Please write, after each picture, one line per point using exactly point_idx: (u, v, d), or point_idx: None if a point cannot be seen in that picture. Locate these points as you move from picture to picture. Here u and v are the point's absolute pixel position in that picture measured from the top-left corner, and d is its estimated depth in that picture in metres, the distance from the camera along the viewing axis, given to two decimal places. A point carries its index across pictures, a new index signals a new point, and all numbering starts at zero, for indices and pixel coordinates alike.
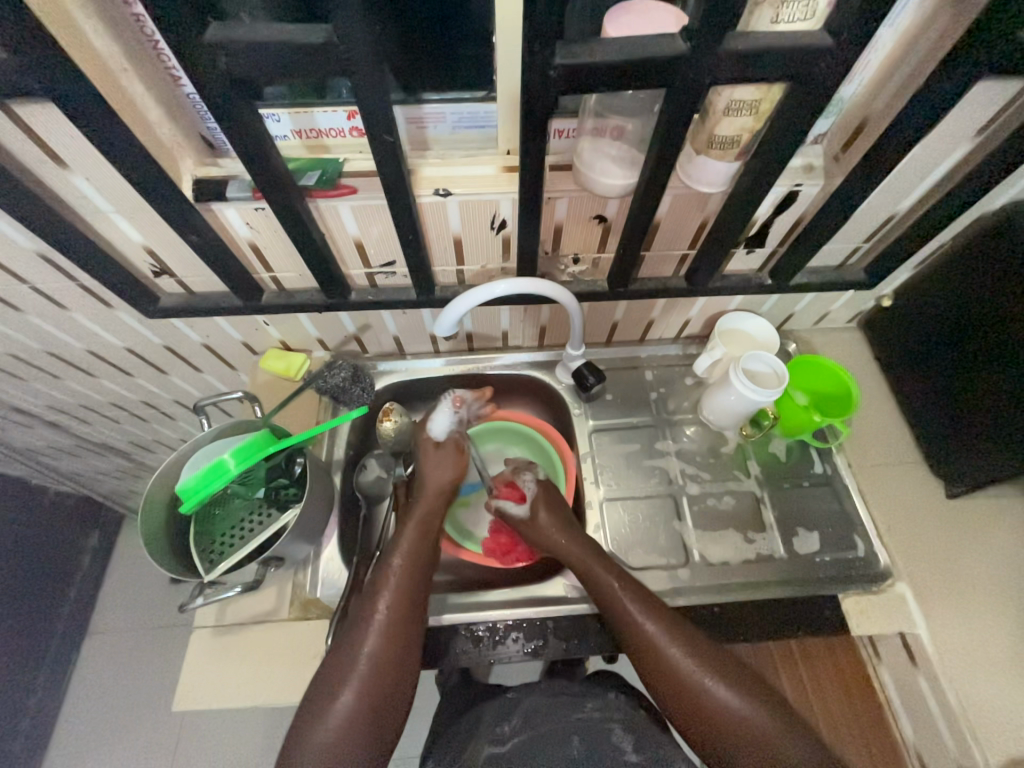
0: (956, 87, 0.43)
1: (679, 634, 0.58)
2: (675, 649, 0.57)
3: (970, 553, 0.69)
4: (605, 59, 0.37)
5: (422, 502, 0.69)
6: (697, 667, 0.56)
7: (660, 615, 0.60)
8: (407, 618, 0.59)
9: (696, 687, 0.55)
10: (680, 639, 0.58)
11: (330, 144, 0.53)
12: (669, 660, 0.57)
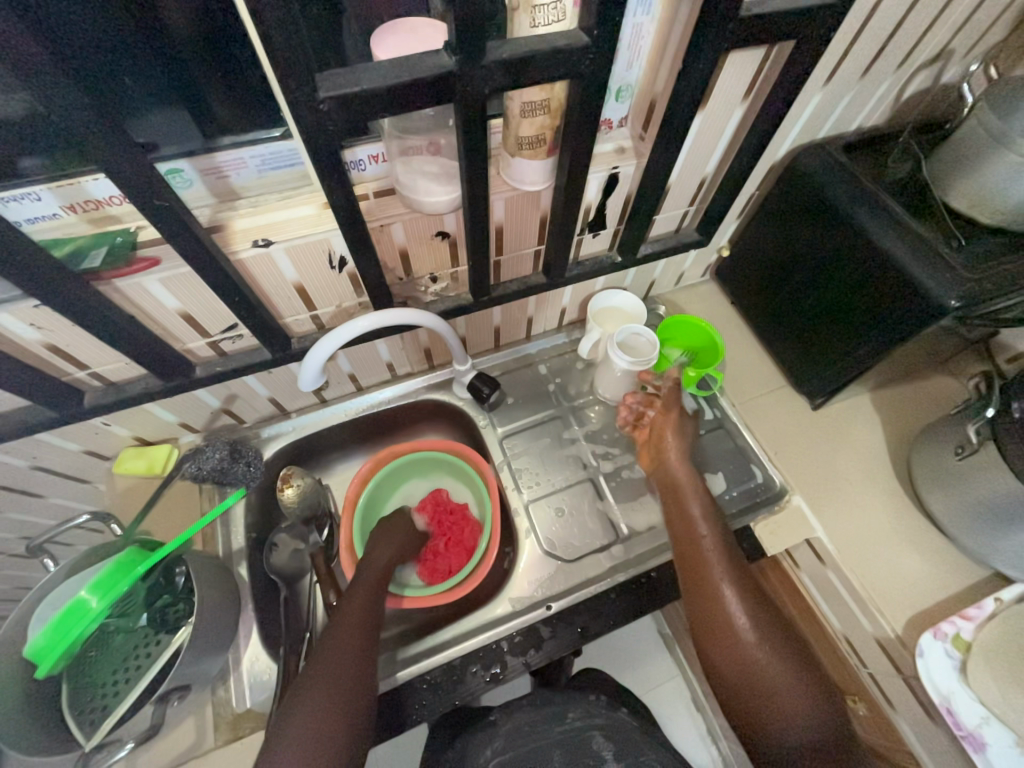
0: (710, 63, 0.47)
1: (736, 572, 0.59)
2: (718, 576, 0.59)
3: (841, 451, 0.79)
4: (374, 85, 0.36)
5: (379, 552, 0.68)
6: (737, 602, 0.57)
7: (723, 545, 0.62)
8: (368, 647, 0.56)
9: (726, 615, 0.56)
10: (734, 576, 0.59)
11: (117, 212, 0.46)
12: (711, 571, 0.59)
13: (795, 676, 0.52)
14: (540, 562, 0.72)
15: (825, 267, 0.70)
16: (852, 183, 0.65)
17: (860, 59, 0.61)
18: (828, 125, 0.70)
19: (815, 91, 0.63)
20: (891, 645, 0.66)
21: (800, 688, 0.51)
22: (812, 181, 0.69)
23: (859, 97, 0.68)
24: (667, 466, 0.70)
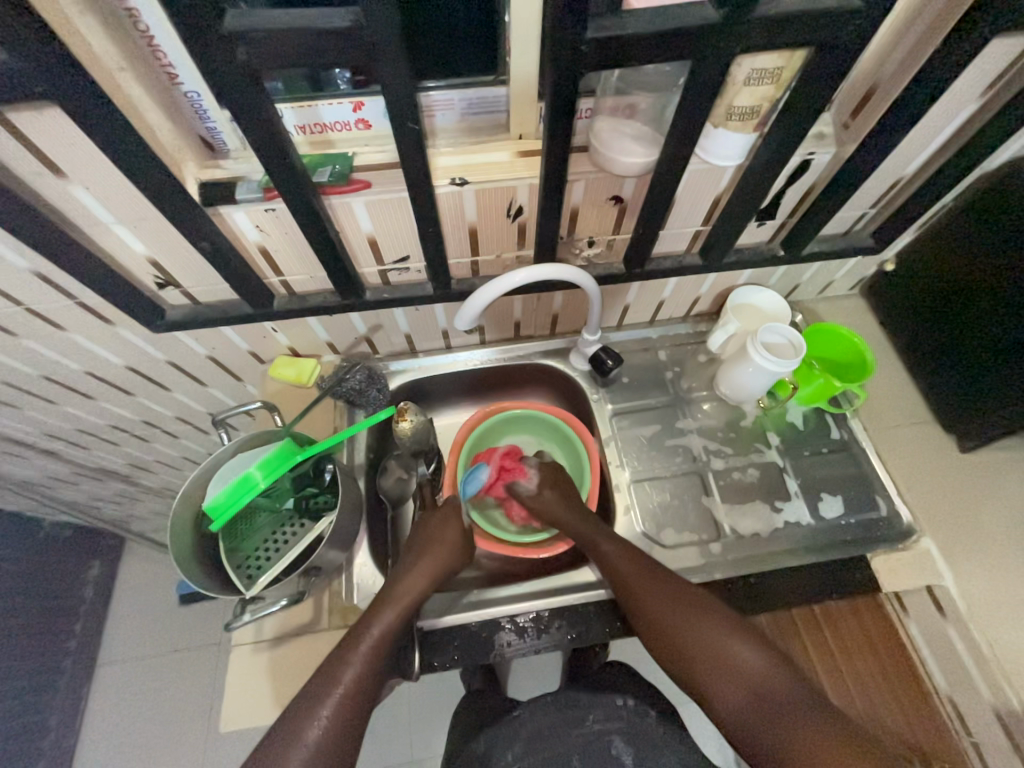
0: (972, 46, 0.43)
1: (698, 606, 0.59)
2: (687, 620, 0.58)
3: (988, 501, 0.71)
4: (635, 32, 0.36)
5: (417, 570, 0.63)
6: (711, 633, 0.57)
7: (675, 584, 0.62)
8: (361, 702, 0.53)
9: (708, 650, 0.57)
10: (699, 611, 0.59)
11: (336, 138, 0.51)
12: (670, 622, 0.59)
13: (799, 703, 0.52)
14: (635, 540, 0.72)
15: (1020, 299, 0.62)
16: None
17: None
18: None
19: None
20: (1013, 718, 0.60)
21: (814, 712, 0.51)
22: None
23: None
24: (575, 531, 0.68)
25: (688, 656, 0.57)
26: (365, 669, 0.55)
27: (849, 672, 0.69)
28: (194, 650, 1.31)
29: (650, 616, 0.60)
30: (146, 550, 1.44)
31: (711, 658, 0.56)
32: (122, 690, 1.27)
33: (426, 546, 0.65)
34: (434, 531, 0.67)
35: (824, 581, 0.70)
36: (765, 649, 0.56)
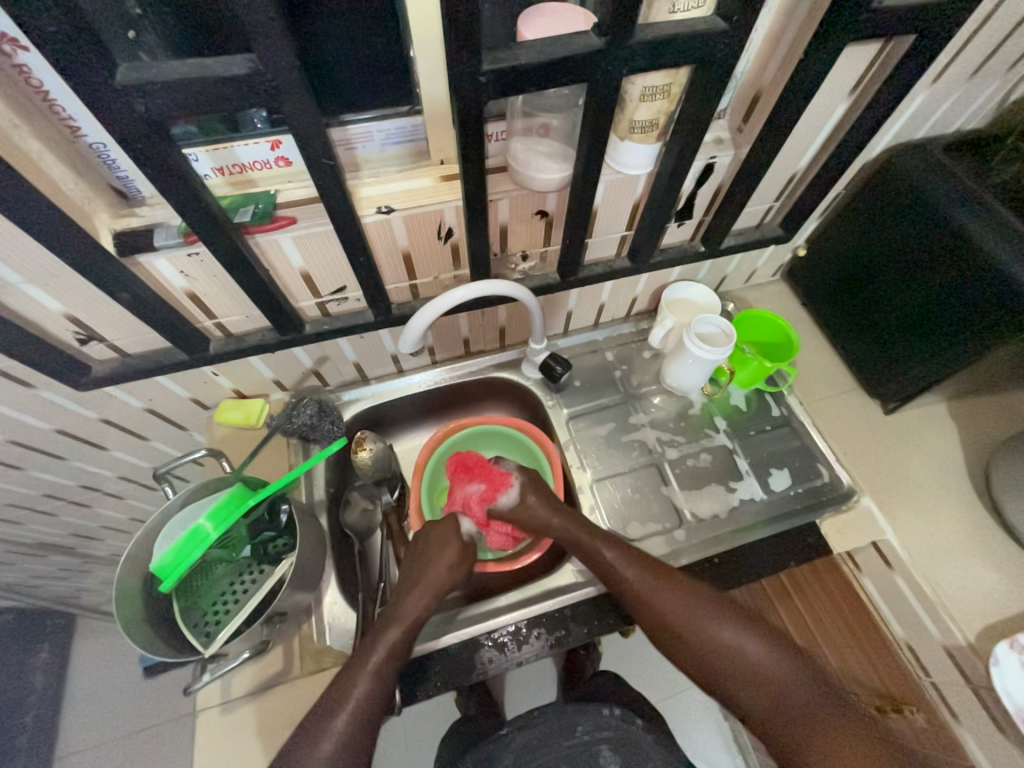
0: (830, 55, 0.49)
1: (691, 598, 0.62)
2: (681, 614, 0.61)
3: (912, 456, 0.78)
4: (529, 61, 0.39)
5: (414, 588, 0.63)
6: (705, 624, 0.61)
7: (676, 583, 0.63)
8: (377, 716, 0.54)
9: (704, 640, 0.60)
10: (692, 602, 0.62)
11: (257, 177, 0.51)
12: (683, 619, 0.61)
13: (797, 686, 0.58)
14: None
15: (909, 266, 0.69)
16: (947, 179, 0.65)
17: (971, 59, 0.61)
18: (927, 125, 0.70)
19: (920, 90, 0.63)
20: (961, 653, 0.65)
21: (815, 687, 0.58)
22: (909, 179, 0.68)
23: (964, 97, 0.67)
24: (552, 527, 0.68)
25: (696, 646, 0.60)
26: (375, 685, 0.55)
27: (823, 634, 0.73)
28: (163, 725, 1.22)
29: (647, 611, 0.62)
30: (100, 625, 1.34)
31: (718, 647, 0.60)
32: None
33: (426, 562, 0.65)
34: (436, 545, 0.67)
35: (784, 552, 0.73)
36: (756, 630, 0.61)
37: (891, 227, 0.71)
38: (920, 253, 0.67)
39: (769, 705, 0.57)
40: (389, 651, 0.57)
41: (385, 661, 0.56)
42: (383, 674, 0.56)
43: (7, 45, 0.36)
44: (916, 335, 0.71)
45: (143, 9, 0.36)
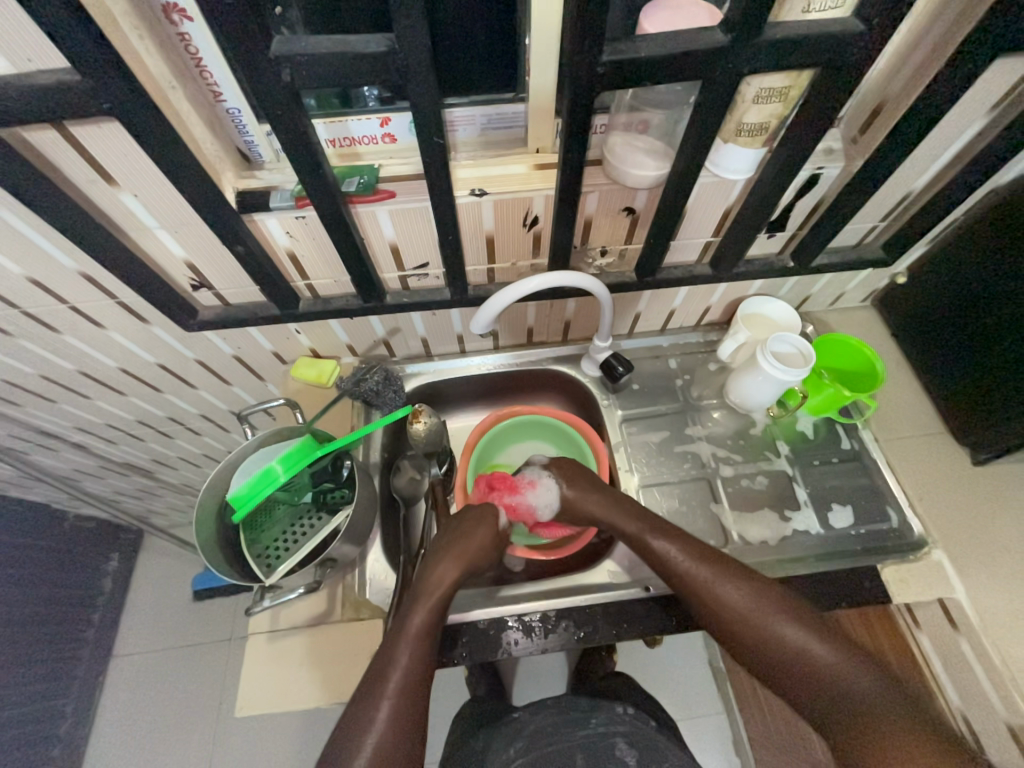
0: (976, 67, 0.45)
1: (752, 591, 0.58)
2: (735, 604, 0.57)
3: (1002, 515, 0.70)
4: (650, 54, 0.39)
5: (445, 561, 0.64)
6: (767, 619, 0.56)
7: (708, 559, 0.61)
8: (414, 713, 0.54)
9: (768, 636, 0.56)
10: (754, 596, 0.58)
11: (364, 151, 0.55)
12: (712, 596, 0.59)
13: (860, 686, 0.51)
14: None
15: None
16: None
17: None
18: None
19: None
20: None
21: (870, 690, 0.51)
22: None
23: None
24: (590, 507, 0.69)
25: (731, 630, 0.57)
26: (409, 676, 0.55)
27: None
28: (206, 645, 1.34)
29: (700, 600, 0.59)
30: (163, 545, 1.48)
31: (755, 634, 0.56)
32: (135, 682, 1.30)
33: (448, 540, 0.66)
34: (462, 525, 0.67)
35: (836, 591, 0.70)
36: (822, 632, 0.55)
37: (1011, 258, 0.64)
38: None
39: (841, 706, 0.51)
40: (416, 639, 0.57)
41: (415, 653, 0.56)
42: (412, 669, 0.55)
43: (176, 13, 0.41)
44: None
45: None
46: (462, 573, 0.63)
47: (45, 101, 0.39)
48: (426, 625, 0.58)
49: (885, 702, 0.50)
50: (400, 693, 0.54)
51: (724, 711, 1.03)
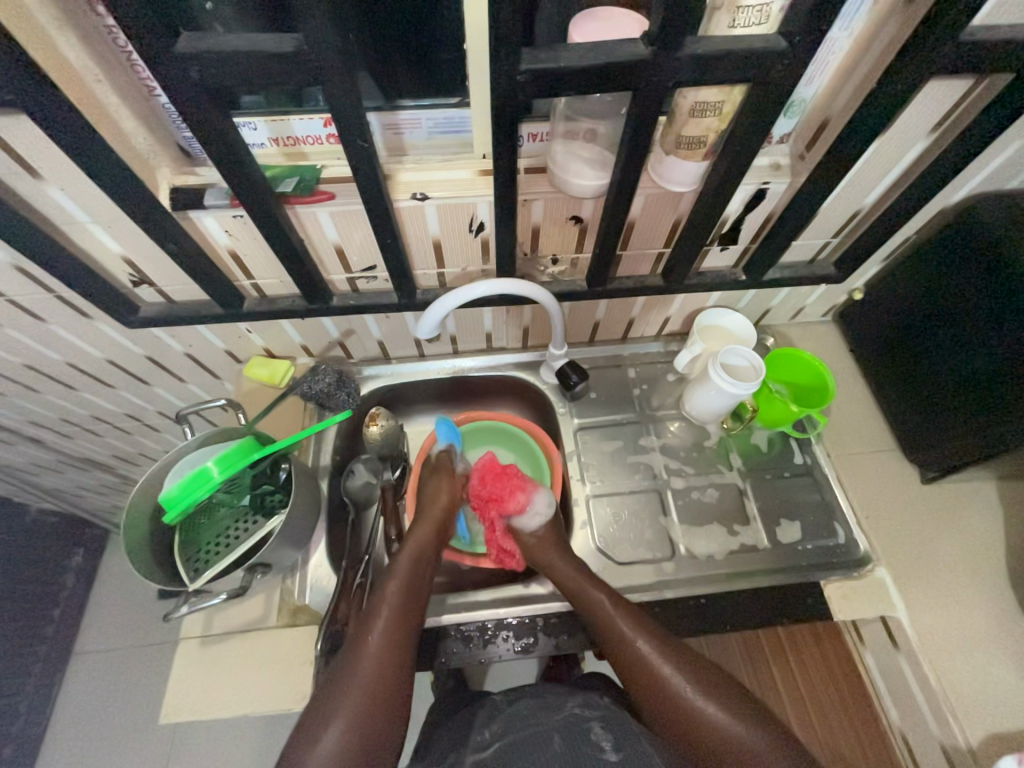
0: (906, 87, 0.45)
1: (695, 674, 0.59)
2: (676, 680, 0.58)
3: (944, 536, 0.71)
4: (569, 65, 0.38)
5: (418, 535, 0.68)
6: (706, 704, 0.57)
7: (653, 633, 0.62)
8: (397, 665, 0.56)
9: (699, 718, 0.56)
10: (696, 680, 0.58)
11: (308, 151, 0.54)
12: (647, 665, 0.59)
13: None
14: (590, 556, 0.73)
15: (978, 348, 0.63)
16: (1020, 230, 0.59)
17: None
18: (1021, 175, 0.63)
19: (1017, 135, 0.56)
20: (959, 755, 0.59)
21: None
22: (987, 233, 0.61)
23: None
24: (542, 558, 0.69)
25: (667, 708, 0.58)
26: (391, 639, 0.57)
27: (812, 703, 0.71)
28: (170, 643, 1.32)
29: (642, 680, 0.59)
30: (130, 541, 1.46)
31: (690, 714, 0.57)
32: (96, 680, 1.28)
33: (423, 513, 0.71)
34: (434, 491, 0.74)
35: (776, 607, 0.68)
36: (753, 715, 0.57)
37: (949, 288, 0.66)
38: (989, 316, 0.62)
39: None
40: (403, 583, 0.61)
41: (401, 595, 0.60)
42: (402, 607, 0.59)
43: (98, 6, 0.40)
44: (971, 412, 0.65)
45: None
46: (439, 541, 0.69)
47: None
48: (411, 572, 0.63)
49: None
50: (380, 666, 0.55)
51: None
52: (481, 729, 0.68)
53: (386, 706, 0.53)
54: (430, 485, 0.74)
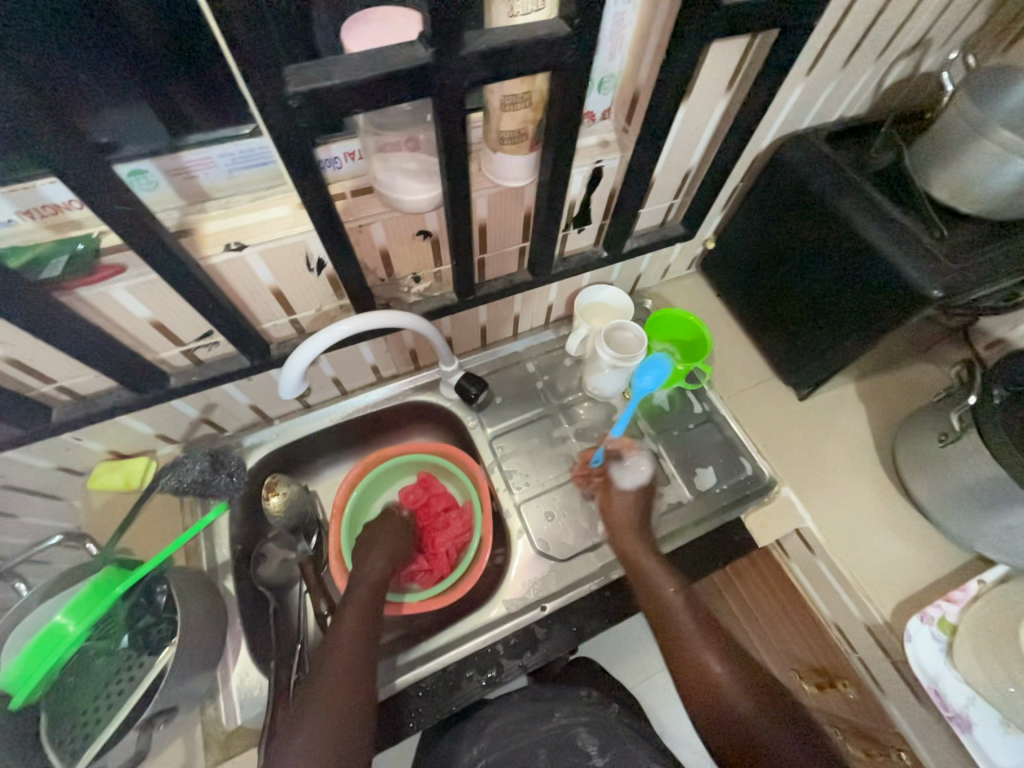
0: (693, 54, 0.46)
1: (720, 644, 0.54)
2: (692, 642, 0.55)
3: (824, 442, 0.80)
4: (345, 80, 0.34)
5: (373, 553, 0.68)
6: (719, 668, 0.52)
7: (689, 600, 0.59)
8: (363, 674, 0.55)
9: (710, 678, 0.52)
10: (721, 652, 0.54)
11: (79, 216, 0.43)
12: (679, 622, 0.57)
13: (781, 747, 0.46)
14: (534, 562, 0.71)
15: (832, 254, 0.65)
16: (836, 175, 0.64)
17: (842, 48, 0.59)
18: (810, 115, 0.69)
19: (797, 81, 0.62)
20: (881, 631, 0.67)
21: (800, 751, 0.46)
22: (796, 173, 0.68)
23: (841, 86, 0.66)
24: (621, 528, 0.67)
25: (686, 674, 0.54)
26: (353, 650, 0.56)
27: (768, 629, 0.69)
28: None
29: (670, 640, 0.57)
30: None
31: (704, 678, 0.52)
32: None
33: (373, 536, 0.71)
34: (386, 526, 0.73)
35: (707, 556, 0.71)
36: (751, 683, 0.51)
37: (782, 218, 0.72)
38: (816, 241, 0.67)
39: None
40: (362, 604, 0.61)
41: (358, 625, 0.59)
42: (360, 630, 0.58)
43: None
44: (823, 332, 0.72)
45: None
46: (392, 555, 0.68)
47: None
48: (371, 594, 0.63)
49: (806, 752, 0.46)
50: (342, 681, 0.53)
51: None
52: (471, 745, 0.67)
53: (350, 736, 0.50)
54: (387, 520, 0.74)
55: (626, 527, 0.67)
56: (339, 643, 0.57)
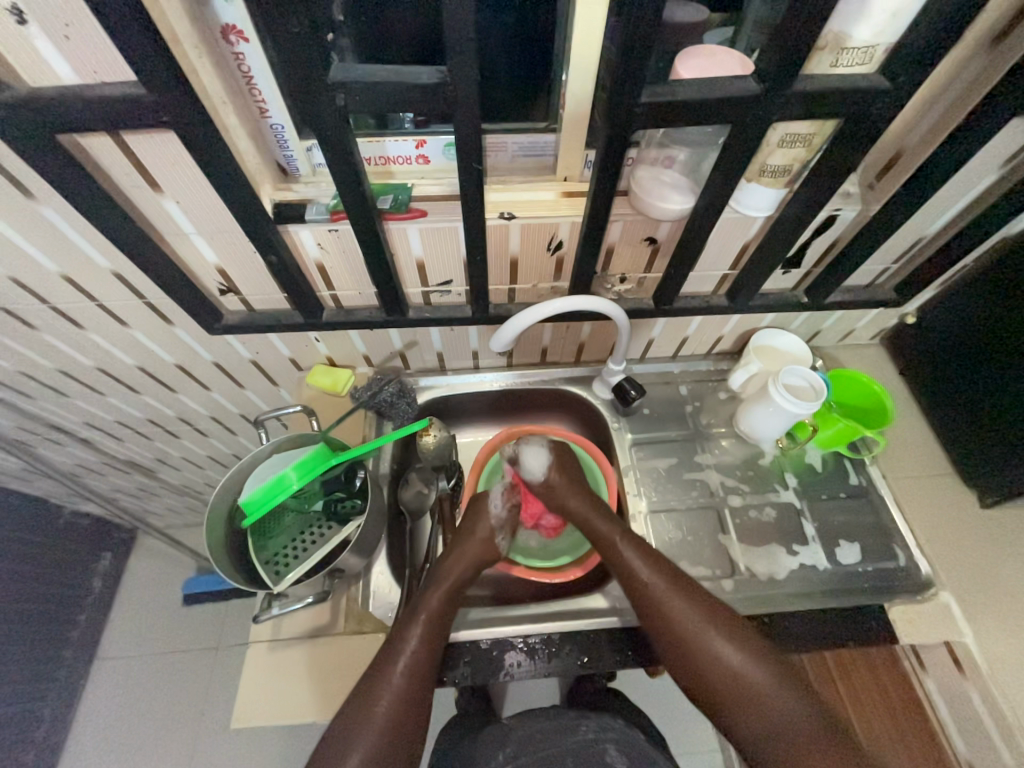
0: (993, 123, 0.47)
1: (724, 626, 0.60)
2: (695, 616, 0.60)
3: (1002, 560, 0.71)
4: (686, 97, 0.41)
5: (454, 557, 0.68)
6: (725, 645, 0.59)
7: (664, 573, 0.63)
8: (423, 688, 0.57)
9: (756, 692, 0.56)
10: (726, 630, 0.59)
11: (397, 170, 0.56)
12: (648, 586, 0.62)
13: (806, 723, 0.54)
14: None
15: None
16: None
17: None
18: None
19: None
20: None
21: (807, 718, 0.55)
22: None
23: None
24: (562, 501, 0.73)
25: (686, 644, 0.59)
26: (417, 662, 0.58)
27: (862, 717, 0.70)
28: (191, 651, 1.31)
29: (648, 609, 0.62)
30: (156, 546, 1.46)
31: (709, 650, 0.59)
32: (116, 687, 1.27)
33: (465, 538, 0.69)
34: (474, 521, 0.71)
35: (822, 631, 0.68)
36: (766, 657, 0.58)
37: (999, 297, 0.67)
38: None
39: (781, 743, 0.54)
40: (437, 603, 0.62)
41: (424, 640, 0.59)
42: (429, 642, 0.59)
43: (233, 35, 0.42)
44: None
45: (346, 16, 0.43)
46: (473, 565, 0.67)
47: (104, 113, 0.40)
48: (449, 589, 0.64)
49: (817, 729, 0.54)
50: (403, 695, 0.56)
51: (716, 749, 1.07)
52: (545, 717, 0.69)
53: (406, 738, 0.54)
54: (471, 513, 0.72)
55: (612, 537, 0.67)
56: (408, 649, 0.58)
